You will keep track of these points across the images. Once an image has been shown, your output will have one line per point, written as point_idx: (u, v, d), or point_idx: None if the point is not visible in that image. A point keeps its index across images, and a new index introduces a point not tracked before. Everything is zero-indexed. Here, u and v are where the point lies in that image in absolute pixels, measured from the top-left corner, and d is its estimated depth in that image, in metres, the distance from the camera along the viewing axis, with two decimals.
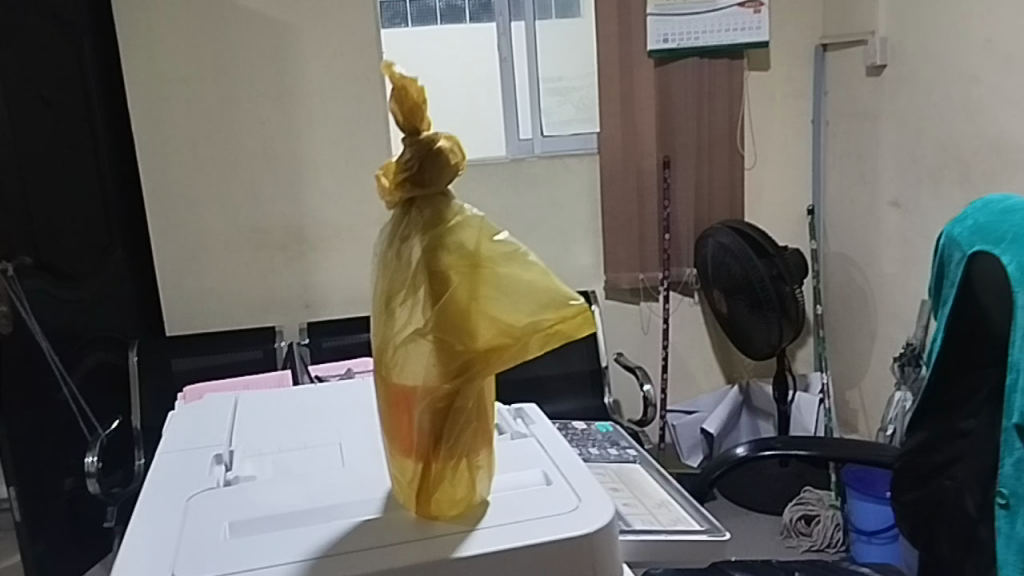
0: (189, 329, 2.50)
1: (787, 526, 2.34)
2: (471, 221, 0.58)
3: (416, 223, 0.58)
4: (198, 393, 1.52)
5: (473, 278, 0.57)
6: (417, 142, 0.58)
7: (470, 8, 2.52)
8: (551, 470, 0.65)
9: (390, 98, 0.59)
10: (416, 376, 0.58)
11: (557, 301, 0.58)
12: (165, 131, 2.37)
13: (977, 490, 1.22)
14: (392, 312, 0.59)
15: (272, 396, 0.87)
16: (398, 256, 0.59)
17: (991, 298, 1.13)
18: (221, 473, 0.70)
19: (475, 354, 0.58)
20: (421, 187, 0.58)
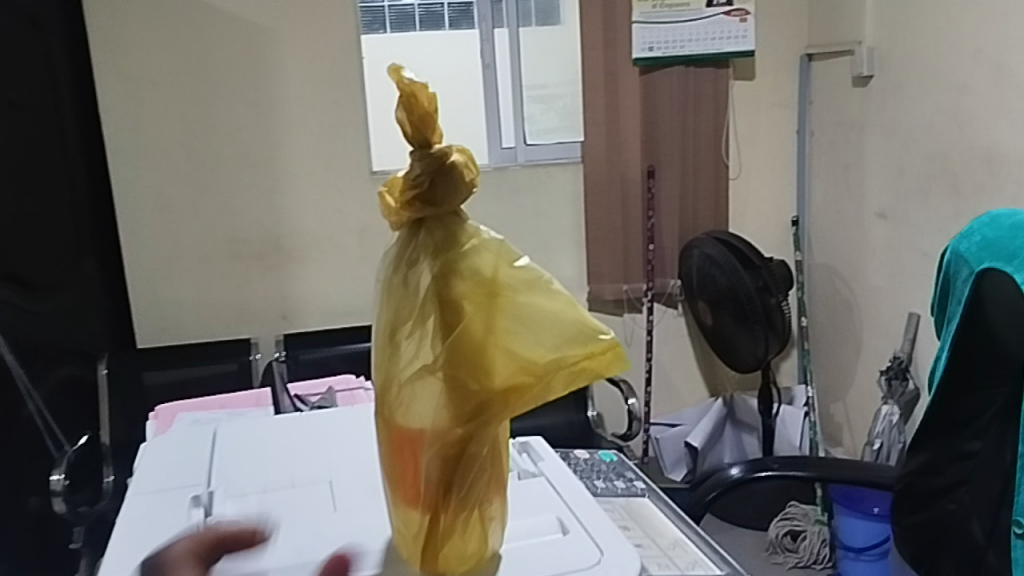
0: (162, 342, 2.42)
1: (773, 543, 2.29)
2: (487, 245, 0.56)
3: (425, 246, 0.56)
4: (171, 414, 1.44)
5: (489, 311, 0.55)
6: (427, 155, 0.55)
7: (450, 14, 2.45)
8: (568, 519, 0.64)
9: (398, 106, 0.55)
10: (425, 417, 0.56)
11: (582, 336, 0.56)
12: (138, 138, 2.30)
13: (985, 516, 1.15)
14: (397, 347, 0.57)
15: (256, 426, 0.82)
16: (405, 285, 0.56)
17: (1001, 319, 1.07)
18: (200, 517, 0.65)
19: (492, 394, 0.55)
20: (433, 207, 0.55)
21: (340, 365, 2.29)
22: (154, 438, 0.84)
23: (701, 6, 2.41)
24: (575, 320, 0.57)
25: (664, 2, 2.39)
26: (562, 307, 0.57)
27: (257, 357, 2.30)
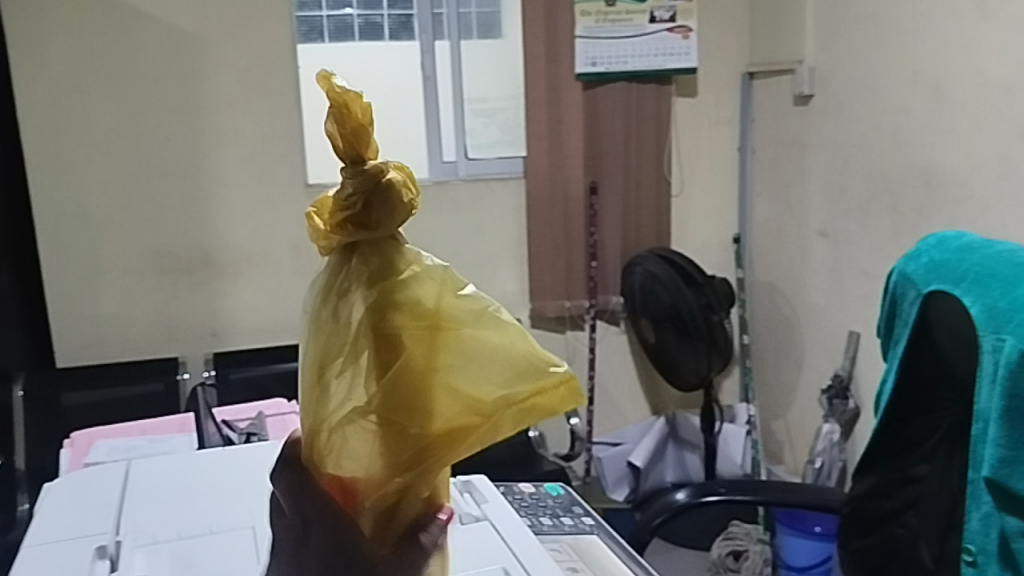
0: (83, 361, 2.30)
1: (716, 562, 2.23)
2: (430, 273, 0.51)
3: (359, 274, 0.50)
4: (87, 441, 1.35)
5: (432, 348, 0.51)
6: (360, 172, 0.49)
7: (390, 25, 2.37)
8: (513, 568, 0.71)
9: (328, 116, 0.48)
10: (360, 461, 0.52)
11: (530, 372, 0.52)
12: (60, 146, 2.19)
13: (934, 540, 1.12)
14: (325, 386, 0.51)
15: (174, 480, 0.93)
16: (338, 323, 0.51)
17: (948, 341, 1.05)
18: (103, 573, 0.75)
19: (436, 439, 0.51)
20: (368, 232, 0.50)
21: (272, 385, 2.20)
22: (74, 485, 0.94)
23: (644, 22, 2.40)
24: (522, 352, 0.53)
25: (606, 17, 2.37)
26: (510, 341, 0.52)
27: (184, 377, 2.19)
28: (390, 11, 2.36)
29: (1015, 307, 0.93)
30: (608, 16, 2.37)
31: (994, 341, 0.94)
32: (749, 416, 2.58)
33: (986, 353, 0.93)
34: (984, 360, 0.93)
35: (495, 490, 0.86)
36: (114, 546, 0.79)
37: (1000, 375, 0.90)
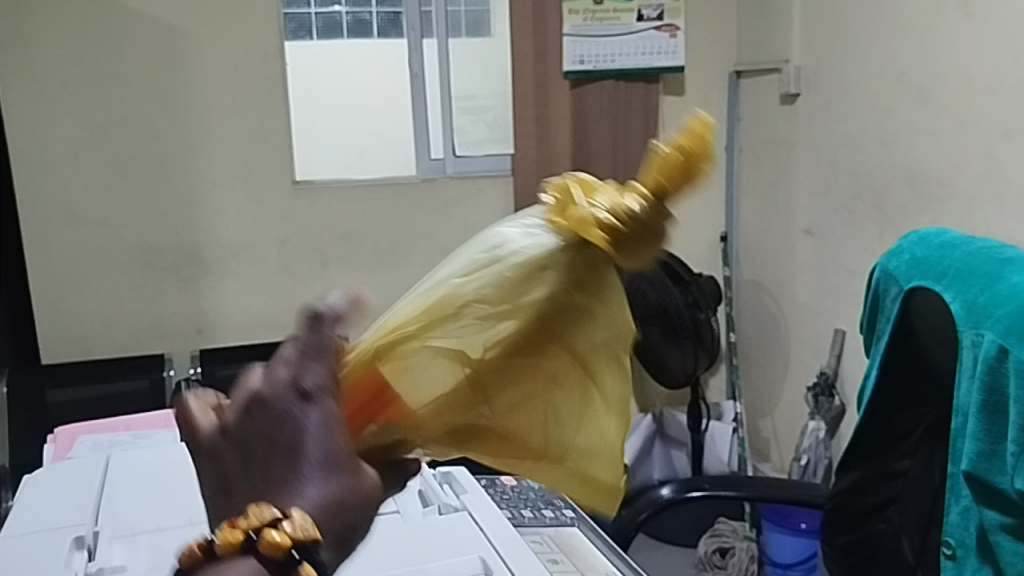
0: (68, 358, 2.29)
1: (702, 559, 2.25)
2: (610, 325, 0.44)
3: (573, 265, 0.42)
4: (70, 436, 1.35)
5: (571, 369, 0.44)
6: (658, 213, 0.41)
7: (378, 23, 2.39)
8: (490, 559, 0.73)
9: (676, 157, 0.40)
10: (416, 403, 0.45)
11: (601, 468, 0.48)
12: (46, 142, 2.18)
13: (915, 534, 1.14)
14: (452, 319, 0.43)
15: (152, 476, 0.94)
16: (522, 279, 0.42)
17: (932, 337, 1.06)
18: (81, 563, 0.76)
19: (513, 440, 0.46)
20: (618, 253, 0.41)
21: None
22: (43, 484, 0.95)
23: (633, 20, 2.41)
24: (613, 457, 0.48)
25: (594, 16, 2.38)
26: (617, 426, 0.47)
27: (170, 374, 2.19)
28: (378, 9, 2.38)
29: (993, 302, 0.93)
30: (595, 14, 2.38)
31: (973, 336, 0.94)
32: (736, 414, 2.58)
33: (966, 349, 0.94)
34: (964, 356, 0.94)
35: (474, 482, 0.88)
36: (92, 538, 0.80)
37: (979, 370, 0.91)
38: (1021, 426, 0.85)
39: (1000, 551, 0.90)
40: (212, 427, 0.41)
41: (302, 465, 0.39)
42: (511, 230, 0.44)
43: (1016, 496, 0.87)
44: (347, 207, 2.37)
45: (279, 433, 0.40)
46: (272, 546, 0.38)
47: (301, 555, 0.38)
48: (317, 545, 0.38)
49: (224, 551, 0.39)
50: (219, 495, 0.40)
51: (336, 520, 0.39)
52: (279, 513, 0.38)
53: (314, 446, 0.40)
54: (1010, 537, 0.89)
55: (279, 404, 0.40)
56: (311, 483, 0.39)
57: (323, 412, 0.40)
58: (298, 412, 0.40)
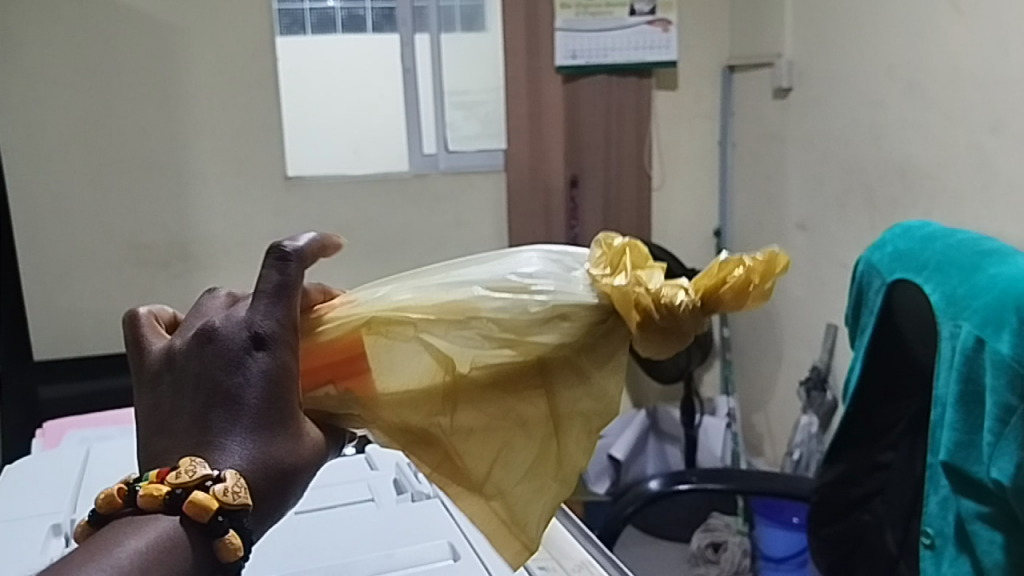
0: (60, 354, 2.29)
1: (696, 554, 2.27)
2: (586, 404, 0.61)
3: (594, 328, 0.59)
4: (58, 429, 1.35)
5: (539, 416, 0.61)
6: (697, 317, 0.56)
7: (372, 18, 2.40)
8: (458, 545, 0.77)
9: (736, 277, 0.55)
10: (390, 385, 0.62)
11: (516, 518, 0.63)
12: (36, 138, 2.18)
13: (899, 525, 1.14)
14: (460, 323, 0.59)
15: (131, 465, 0.96)
16: (541, 321, 0.58)
17: (915, 327, 1.07)
18: (59, 549, 0.78)
19: (467, 443, 0.62)
20: (645, 335, 0.56)
21: None
22: (23, 464, 0.96)
23: (625, 15, 2.41)
24: (533, 517, 0.63)
25: (586, 10, 2.37)
26: (549, 493, 0.62)
27: None
28: (373, 4, 2.39)
29: (971, 293, 0.93)
30: (587, 9, 2.37)
31: (952, 327, 0.94)
32: (729, 409, 2.57)
33: (944, 340, 0.95)
34: (943, 347, 0.94)
35: None
36: (69, 525, 0.82)
37: (957, 361, 0.91)
38: (996, 415, 0.85)
39: (976, 540, 0.90)
40: (180, 353, 0.56)
41: (246, 420, 0.53)
42: (538, 262, 0.61)
43: (994, 486, 0.87)
44: (339, 203, 2.37)
45: (233, 380, 0.54)
46: (199, 507, 0.50)
47: (229, 524, 0.51)
48: (246, 509, 0.52)
49: (149, 505, 0.51)
50: (173, 425, 0.54)
51: (265, 476, 0.53)
52: (212, 473, 0.52)
53: (257, 401, 0.54)
54: (986, 525, 0.90)
55: (236, 349, 0.55)
56: (252, 442, 0.53)
57: (272, 365, 0.55)
58: (251, 362, 0.54)
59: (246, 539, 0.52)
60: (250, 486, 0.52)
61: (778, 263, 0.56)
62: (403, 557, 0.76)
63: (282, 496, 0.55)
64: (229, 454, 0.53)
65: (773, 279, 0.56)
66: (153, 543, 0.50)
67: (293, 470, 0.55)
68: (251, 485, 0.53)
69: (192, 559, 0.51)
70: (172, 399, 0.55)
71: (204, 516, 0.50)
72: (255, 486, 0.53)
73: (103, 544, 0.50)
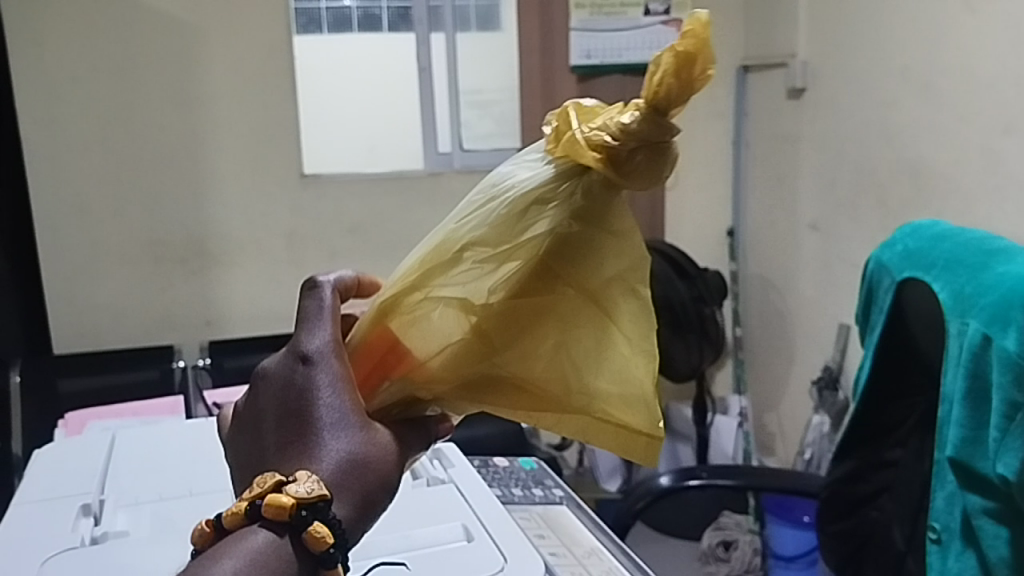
0: (80, 348, 2.32)
1: (706, 552, 2.23)
2: (617, 267, 0.62)
3: (573, 197, 0.59)
4: (82, 421, 1.38)
5: (578, 303, 0.62)
6: (654, 122, 0.53)
7: (388, 18, 2.42)
8: (472, 526, 0.82)
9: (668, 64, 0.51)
10: (434, 354, 0.64)
11: (622, 411, 0.64)
12: (58, 135, 2.21)
13: (906, 522, 1.14)
14: (455, 262, 0.62)
15: (151, 447, 1.00)
16: (524, 221, 0.59)
17: (923, 325, 1.08)
18: (88, 528, 0.82)
19: (530, 372, 0.64)
20: (618, 173, 0.56)
21: None
22: (52, 448, 1.01)
23: (640, 15, 2.42)
24: (638, 396, 0.64)
25: (601, 10, 2.39)
26: (633, 358, 0.64)
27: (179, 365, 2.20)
28: (389, 4, 2.41)
29: (980, 290, 0.95)
30: (602, 9, 2.39)
31: (960, 325, 0.97)
32: (741, 408, 2.59)
33: (952, 337, 0.97)
34: (951, 344, 0.97)
35: (463, 456, 0.99)
36: (98, 506, 0.86)
37: (965, 359, 0.94)
38: (1002, 412, 0.88)
39: (982, 535, 0.93)
40: (249, 400, 0.63)
41: (319, 425, 0.59)
42: (505, 173, 0.62)
43: (1000, 480, 0.89)
44: (354, 201, 2.40)
45: (298, 397, 0.60)
46: (278, 508, 0.55)
47: (311, 515, 0.55)
48: (325, 500, 0.56)
49: (235, 524, 0.57)
50: (263, 460, 0.61)
51: (356, 469, 0.59)
52: (287, 479, 0.57)
53: (325, 406, 0.60)
54: (991, 520, 0.93)
55: (288, 367, 0.61)
56: (332, 441, 0.59)
57: (328, 370, 0.61)
58: (308, 376, 0.61)
59: (333, 528, 0.56)
60: (332, 482, 0.57)
61: (702, 24, 0.51)
62: (420, 537, 0.81)
63: (379, 492, 0.60)
64: (318, 457, 0.58)
65: (706, 40, 0.51)
66: (242, 551, 0.55)
67: (379, 460, 0.60)
68: (333, 482, 0.57)
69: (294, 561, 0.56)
70: (256, 440, 0.62)
71: (283, 514, 0.55)
72: (338, 481, 0.58)
73: (201, 563, 0.55)
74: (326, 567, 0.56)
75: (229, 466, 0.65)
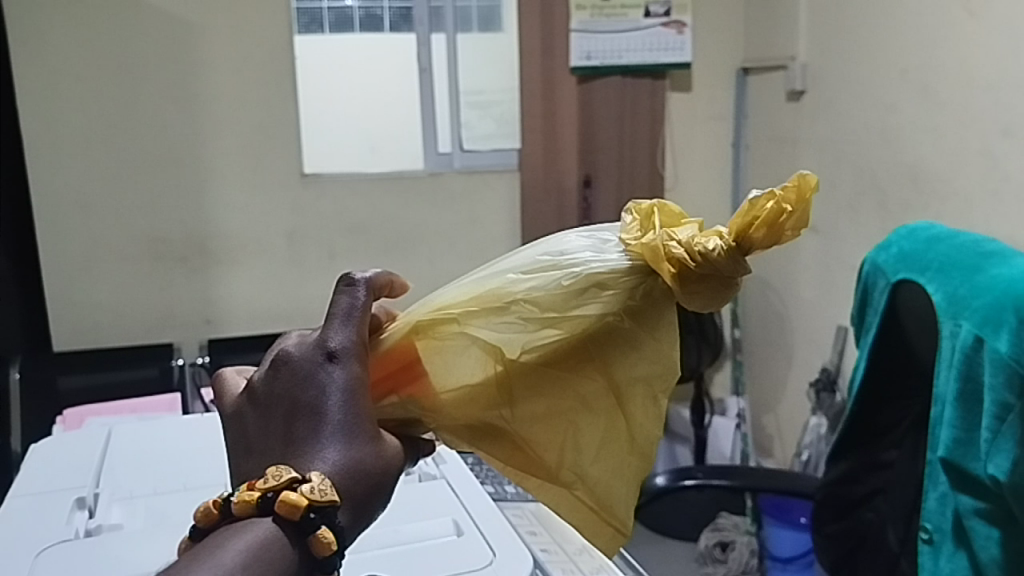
0: (79, 346, 2.32)
1: (703, 553, 2.24)
2: (642, 376, 0.66)
3: (628, 296, 0.62)
4: (79, 417, 1.38)
5: (599, 392, 0.66)
6: (735, 259, 0.58)
7: (390, 18, 2.43)
8: (461, 522, 0.82)
9: (769, 208, 0.57)
10: (450, 386, 0.68)
11: (602, 499, 0.70)
12: (60, 134, 2.22)
13: (900, 524, 1.15)
14: (500, 311, 0.65)
15: (147, 440, 1.01)
16: (579, 301, 0.62)
17: (918, 327, 1.09)
18: (82, 520, 0.83)
19: (534, 430, 0.68)
20: (681, 287, 0.59)
21: None
22: (48, 441, 1.02)
23: (640, 17, 2.42)
24: (617, 497, 0.69)
25: (601, 12, 2.39)
26: (628, 463, 0.68)
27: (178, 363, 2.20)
28: (390, 4, 2.42)
29: (973, 293, 0.96)
30: (602, 10, 2.39)
31: (952, 327, 0.97)
32: (739, 410, 2.59)
33: (945, 340, 0.98)
34: (944, 346, 0.98)
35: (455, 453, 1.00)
36: (92, 499, 0.87)
37: (958, 361, 0.94)
38: (994, 413, 0.90)
39: (974, 535, 0.95)
40: (263, 380, 0.63)
41: (329, 428, 0.60)
42: (573, 239, 0.64)
43: (991, 482, 0.92)
44: (355, 201, 2.40)
45: (313, 394, 0.60)
46: (291, 506, 0.56)
47: (321, 517, 0.57)
48: (334, 506, 0.57)
49: (245, 511, 0.57)
50: (268, 444, 0.61)
51: (356, 477, 0.59)
52: (299, 477, 0.58)
53: (337, 410, 0.60)
54: (983, 521, 0.94)
55: (312, 364, 0.61)
56: (337, 445, 0.59)
57: (347, 375, 0.61)
58: (328, 375, 0.61)
59: (337, 534, 0.57)
60: (337, 485, 0.58)
61: (809, 187, 0.57)
62: (410, 533, 0.81)
63: (374, 500, 0.61)
64: (320, 456, 0.59)
65: (806, 204, 0.57)
66: (252, 541, 0.56)
67: (378, 470, 0.61)
68: (339, 486, 0.58)
69: (292, 555, 0.56)
70: (263, 425, 0.62)
71: (295, 514, 0.56)
72: (343, 486, 0.59)
73: (209, 548, 0.56)
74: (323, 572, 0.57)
75: (227, 437, 0.65)
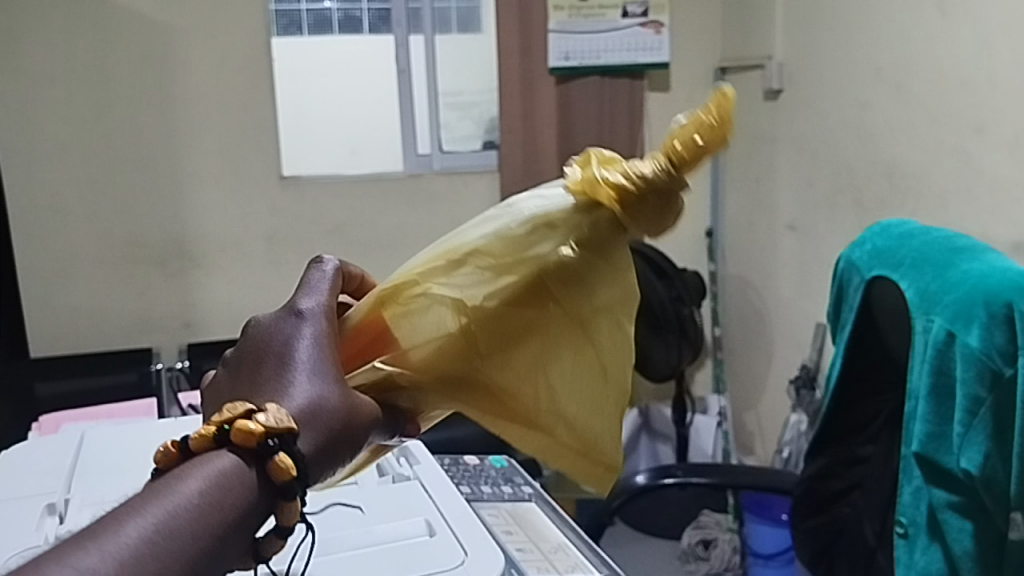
0: (58, 351, 2.31)
1: (686, 551, 2.24)
2: (608, 306, 0.65)
3: (580, 227, 0.62)
4: (56, 423, 1.37)
5: (562, 326, 0.64)
6: (672, 177, 0.59)
7: (369, 20, 2.46)
8: (433, 522, 0.82)
9: (691, 126, 0.58)
10: (418, 345, 0.66)
11: (586, 439, 0.68)
12: (34, 137, 2.20)
13: (875, 517, 1.16)
14: (459, 265, 0.65)
15: (121, 445, 1.00)
16: (532, 240, 0.63)
17: (890, 323, 1.11)
18: (52, 526, 0.82)
19: (510, 380, 0.66)
20: (628, 215, 0.60)
21: None
22: (24, 445, 1.01)
23: (618, 17, 2.43)
24: (602, 435, 0.68)
25: (579, 12, 2.40)
26: (604, 398, 0.67)
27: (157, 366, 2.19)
28: (369, 6, 2.45)
29: (943, 288, 0.97)
30: (580, 11, 2.40)
31: (925, 322, 0.98)
32: (720, 408, 2.61)
33: (918, 334, 0.99)
34: (918, 341, 0.99)
35: (428, 453, 1.01)
36: (63, 504, 0.86)
37: (931, 356, 0.95)
38: (966, 407, 0.91)
39: (947, 528, 0.96)
40: (232, 349, 0.61)
41: (294, 366, 0.57)
42: (524, 197, 0.65)
43: (963, 475, 0.94)
44: (335, 203, 2.40)
45: (281, 341, 0.58)
46: (246, 435, 0.52)
47: (280, 445, 0.53)
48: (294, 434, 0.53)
49: (202, 446, 0.53)
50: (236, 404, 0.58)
51: (321, 414, 0.56)
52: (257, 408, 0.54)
53: (305, 354, 0.58)
54: (956, 513, 0.96)
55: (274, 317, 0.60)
56: (303, 381, 0.57)
57: (315, 330, 0.60)
58: (296, 327, 0.60)
59: (296, 460, 0.53)
60: (293, 417, 0.54)
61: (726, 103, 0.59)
62: (383, 533, 0.81)
63: (345, 443, 0.57)
64: (286, 394, 0.56)
65: (728, 118, 0.59)
66: (210, 472, 0.51)
67: (344, 411, 0.57)
68: (295, 417, 0.55)
69: (249, 489, 0.52)
70: (232, 386, 0.59)
71: (251, 442, 0.52)
72: (301, 416, 0.55)
73: (164, 483, 0.51)
74: (286, 499, 0.53)
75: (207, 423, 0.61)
